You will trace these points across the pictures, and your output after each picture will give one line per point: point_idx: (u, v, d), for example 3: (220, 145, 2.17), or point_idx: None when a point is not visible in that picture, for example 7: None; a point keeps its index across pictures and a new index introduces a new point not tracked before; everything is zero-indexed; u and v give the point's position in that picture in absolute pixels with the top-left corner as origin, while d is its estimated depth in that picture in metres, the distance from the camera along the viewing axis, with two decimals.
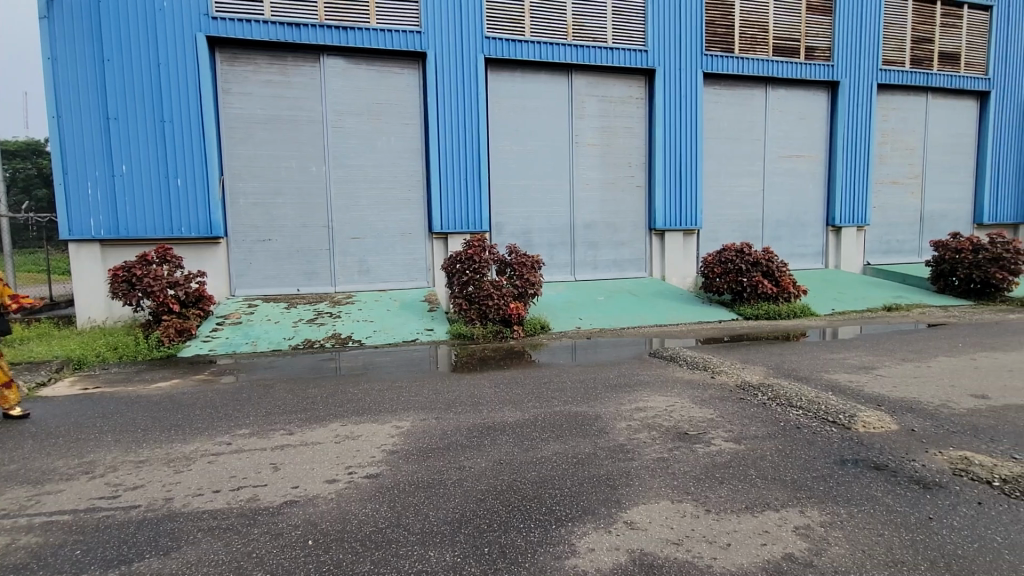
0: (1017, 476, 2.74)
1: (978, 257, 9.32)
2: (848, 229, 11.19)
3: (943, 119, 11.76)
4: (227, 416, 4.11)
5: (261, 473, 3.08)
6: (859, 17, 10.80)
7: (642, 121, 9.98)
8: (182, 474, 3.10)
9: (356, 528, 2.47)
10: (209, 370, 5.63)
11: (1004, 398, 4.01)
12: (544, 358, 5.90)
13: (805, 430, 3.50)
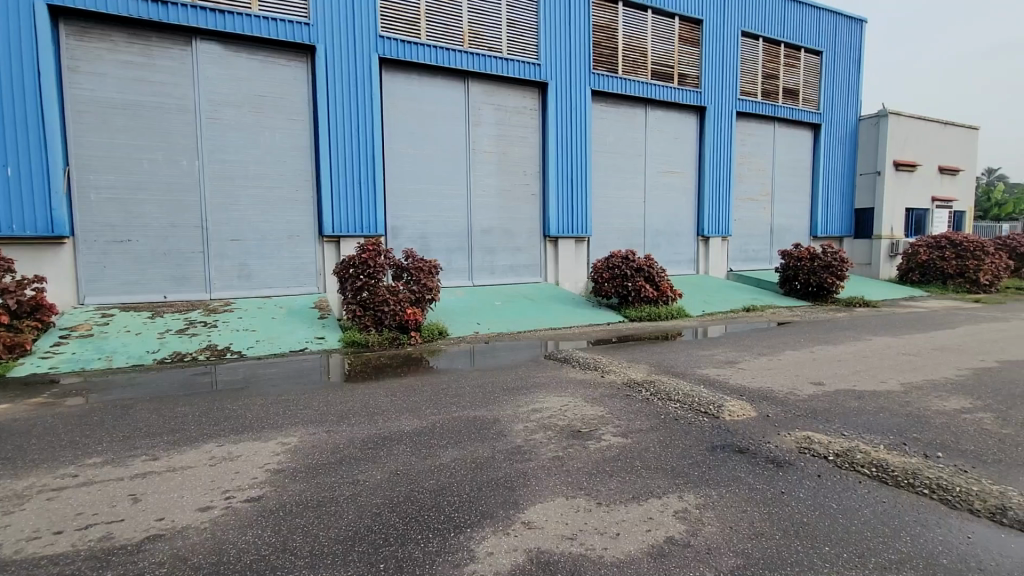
0: (845, 450, 3.26)
1: (815, 264, 10.89)
2: (714, 239, 12.53)
3: (787, 146, 13.63)
4: (73, 445, 3.53)
5: (118, 506, 2.71)
6: (720, 51, 12.19)
7: (535, 131, 10.33)
8: (11, 515, 2.61)
9: (223, 558, 2.27)
10: (47, 392, 4.81)
11: (835, 384, 4.75)
12: (443, 364, 5.86)
13: (682, 421, 3.85)
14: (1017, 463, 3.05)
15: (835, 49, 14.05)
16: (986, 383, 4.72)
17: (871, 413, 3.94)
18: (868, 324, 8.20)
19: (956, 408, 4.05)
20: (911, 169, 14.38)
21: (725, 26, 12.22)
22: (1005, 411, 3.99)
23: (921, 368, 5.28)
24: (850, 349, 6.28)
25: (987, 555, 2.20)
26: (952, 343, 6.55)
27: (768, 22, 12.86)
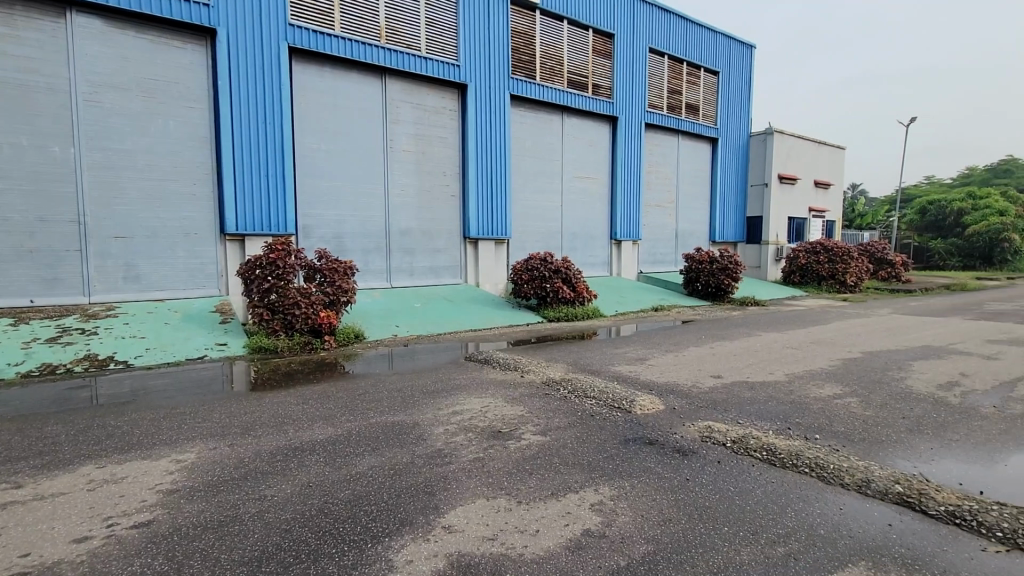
0: (740, 437, 3.56)
1: (714, 267, 11.81)
2: (626, 243, 13.18)
3: (689, 157, 14.68)
4: None
5: None
6: (630, 65, 12.87)
7: (455, 132, 10.28)
8: None
9: None
10: None
11: (732, 377, 5.18)
12: (359, 369, 5.64)
13: (597, 416, 4.02)
14: (878, 440, 3.51)
15: (730, 70, 15.36)
16: (853, 371, 5.37)
17: (762, 402, 4.34)
18: (758, 321, 9.03)
19: (831, 395, 4.57)
20: (792, 182, 16.04)
21: (635, 42, 12.93)
22: (869, 395, 4.57)
23: (802, 360, 5.90)
24: (744, 344, 6.88)
25: (854, 523, 2.51)
26: (826, 337, 7.39)
27: (672, 41, 13.78)
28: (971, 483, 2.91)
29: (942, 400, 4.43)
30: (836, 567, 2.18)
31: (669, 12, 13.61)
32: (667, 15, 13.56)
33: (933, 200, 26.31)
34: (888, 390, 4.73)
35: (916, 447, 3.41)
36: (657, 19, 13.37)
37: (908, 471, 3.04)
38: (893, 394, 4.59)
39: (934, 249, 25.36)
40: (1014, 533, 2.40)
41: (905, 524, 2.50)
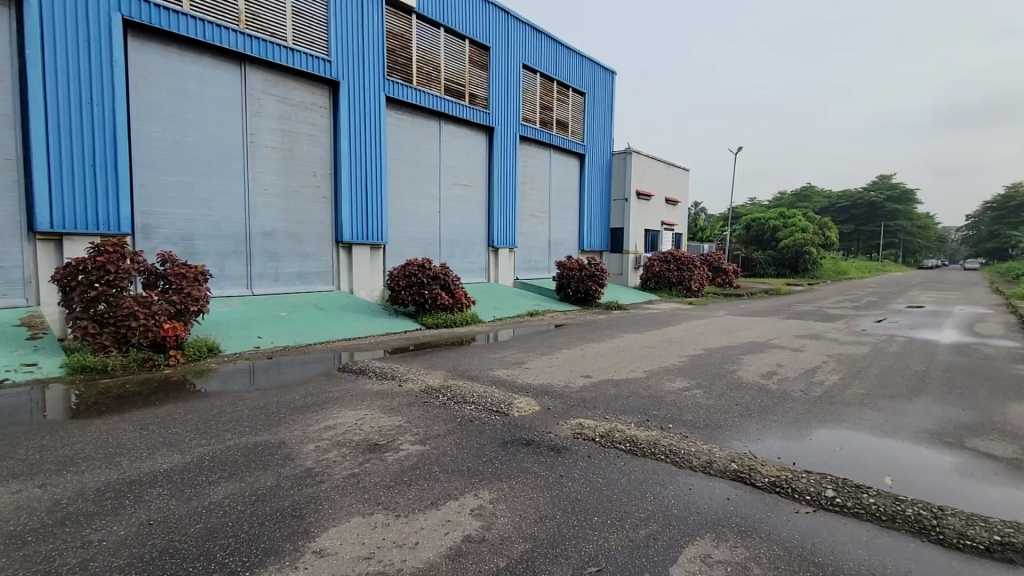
0: (608, 431, 3.85)
1: (582, 274, 12.61)
2: (502, 250, 13.53)
3: (560, 171, 15.54)
4: None
5: None
6: (505, 78, 13.30)
7: (325, 131, 9.72)
8: None
9: None
10: None
11: (599, 375, 5.57)
12: (213, 386, 5.05)
13: (476, 421, 4.06)
14: (718, 425, 4.03)
15: (595, 92, 16.60)
16: (698, 366, 6.11)
17: (625, 398, 4.73)
18: (621, 324, 9.85)
19: (680, 388, 5.14)
20: (648, 198, 17.76)
21: (509, 57, 13.40)
22: (710, 386, 5.22)
23: (657, 357, 6.56)
24: (609, 345, 7.44)
25: (701, 500, 2.84)
26: (676, 336, 8.31)
27: (544, 60, 14.53)
28: (786, 456, 3.47)
29: (764, 387, 5.21)
30: (687, 541, 2.45)
31: (541, 32, 14.34)
32: (538, 35, 14.27)
33: (755, 217, 30.94)
34: (724, 381, 5.44)
35: (747, 429, 3.97)
36: (529, 38, 14.00)
37: (741, 450, 3.53)
38: (729, 384, 5.30)
39: (756, 259, 29.81)
40: (817, 495, 2.91)
41: (739, 497, 2.90)
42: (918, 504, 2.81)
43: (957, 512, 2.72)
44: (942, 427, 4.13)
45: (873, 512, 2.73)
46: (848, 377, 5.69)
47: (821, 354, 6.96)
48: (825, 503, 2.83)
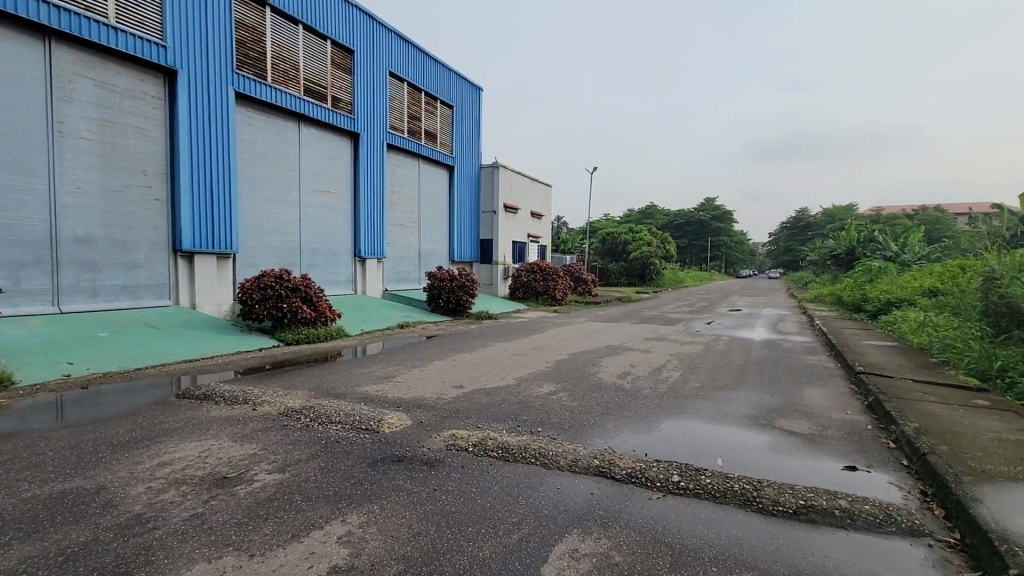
0: (480, 440, 3.89)
1: (453, 284, 12.64)
2: (370, 261, 13.03)
3: (429, 181, 15.47)
4: None
5: None
6: (371, 84, 12.92)
7: (160, 124, 8.55)
8: None
9: None
10: None
11: (471, 385, 5.62)
12: (1, 426, 4.09)
13: (343, 442, 3.83)
14: (582, 425, 4.29)
15: (462, 106, 16.88)
16: (563, 370, 6.46)
17: (496, 406, 4.82)
18: (491, 333, 10.06)
19: (547, 392, 5.39)
20: (515, 211, 18.46)
21: (374, 63, 13.06)
22: (575, 389, 5.54)
23: (526, 364, 6.81)
24: (480, 355, 7.54)
25: (568, 498, 3.00)
26: (542, 343, 8.71)
27: (410, 69, 14.41)
28: (641, 448, 3.81)
29: (620, 387, 5.69)
30: (556, 539, 2.56)
31: (408, 41, 14.22)
32: (405, 44, 14.13)
33: (608, 231, 33.82)
34: (587, 383, 5.83)
35: (607, 427, 4.28)
36: (396, 46, 13.81)
37: (602, 447, 3.80)
38: (590, 386, 5.68)
39: (611, 269, 32.57)
40: (666, 481, 3.25)
41: (601, 490, 3.12)
42: (744, 480, 3.27)
43: (772, 483, 3.22)
44: (759, 412, 4.88)
45: (710, 491, 3.12)
46: (688, 373, 6.46)
47: (666, 354, 7.81)
48: (672, 488, 3.16)
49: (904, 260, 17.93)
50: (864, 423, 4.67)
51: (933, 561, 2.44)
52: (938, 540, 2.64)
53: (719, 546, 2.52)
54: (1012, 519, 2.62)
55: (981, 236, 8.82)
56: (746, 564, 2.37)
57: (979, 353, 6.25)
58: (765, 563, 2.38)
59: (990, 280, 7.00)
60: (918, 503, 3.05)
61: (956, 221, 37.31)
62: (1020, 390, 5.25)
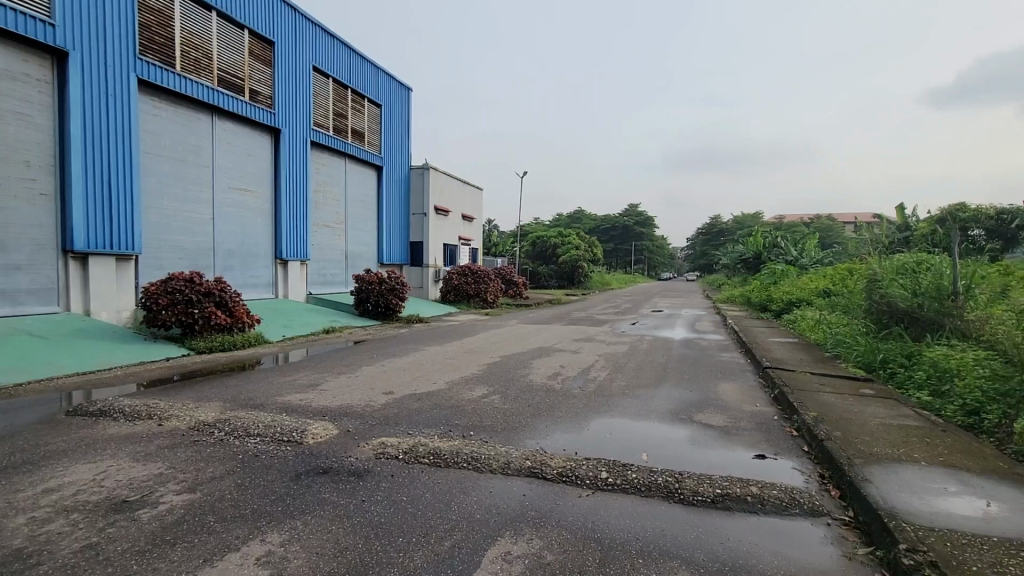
0: (410, 447, 3.80)
1: (382, 287, 12.31)
2: (292, 263, 12.40)
3: (356, 182, 14.98)
4: None
5: None
6: (293, 79, 12.33)
7: (46, 111, 7.66)
8: None
9: None
10: None
11: (402, 391, 5.47)
12: None
13: (262, 456, 3.60)
14: (513, 427, 4.31)
15: (391, 105, 16.50)
16: (495, 373, 6.47)
17: (427, 411, 4.74)
18: (422, 337, 9.90)
19: (479, 395, 5.37)
20: (445, 214, 18.30)
21: (297, 56, 12.47)
22: (506, 391, 5.56)
23: (457, 368, 6.75)
24: (411, 359, 7.39)
25: (500, 501, 3.00)
26: (474, 346, 8.69)
27: (336, 66, 13.90)
28: (571, 448, 3.89)
29: (551, 388, 5.78)
30: (489, 543, 2.56)
31: (333, 36, 13.70)
32: (330, 39, 13.61)
33: (538, 235, 34.38)
34: (518, 385, 5.87)
35: (538, 428, 4.33)
36: (320, 40, 13.26)
37: (533, 448, 3.84)
38: (522, 388, 5.72)
39: (541, 272, 33.10)
40: (595, 478, 3.34)
41: (533, 491, 3.15)
42: (667, 473, 3.42)
43: (692, 475, 3.41)
44: (680, 407, 5.14)
45: (636, 485, 3.24)
46: (615, 373, 6.69)
47: (594, 355, 8.04)
48: (600, 484, 3.26)
49: (803, 264, 19.66)
50: (772, 414, 5.06)
51: (832, 539, 2.68)
52: (835, 519, 2.90)
53: (645, 538, 2.63)
54: (894, 496, 2.94)
55: (866, 241, 9.86)
56: (669, 553, 2.48)
57: (865, 347, 6.97)
58: (686, 551, 2.51)
59: (872, 281, 7.83)
60: (818, 486, 3.35)
61: (845, 229, 41.52)
62: (898, 379, 5.91)
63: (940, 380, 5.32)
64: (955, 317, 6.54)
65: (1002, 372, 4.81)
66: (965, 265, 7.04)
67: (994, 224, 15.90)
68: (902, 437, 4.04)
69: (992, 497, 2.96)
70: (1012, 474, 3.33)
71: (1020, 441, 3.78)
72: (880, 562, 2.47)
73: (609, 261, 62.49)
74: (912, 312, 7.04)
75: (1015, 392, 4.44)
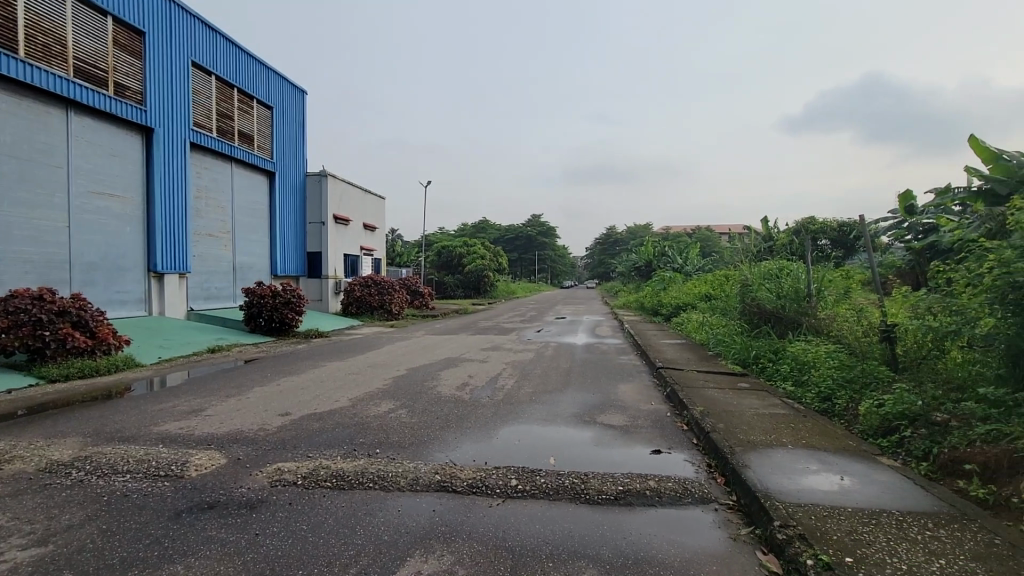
0: (311, 471, 3.57)
1: (276, 301, 11.49)
2: (170, 276, 11.19)
3: (244, 188, 13.91)
4: None
5: None
6: (168, 73, 11.21)
7: None
8: None
9: None
10: None
11: (300, 411, 5.14)
12: None
13: (134, 495, 3.19)
14: (422, 442, 4.22)
15: (283, 108, 15.58)
16: (401, 387, 6.30)
17: (329, 431, 4.49)
18: (322, 352, 9.38)
19: (385, 411, 5.19)
20: (346, 223, 17.54)
21: (172, 49, 11.36)
22: (414, 405, 5.43)
23: (361, 383, 6.48)
24: (310, 377, 6.96)
25: (409, 519, 2.92)
26: (379, 360, 8.40)
27: (220, 62, 12.85)
28: (480, 458, 3.88)
29: (459, 399, 5.74)
30: (398, 564, 2.47)
31: (216, 31, 12.66)
32: (212, 33, 12.56)
33: (443, 245, 34.15)
34: (426, 398, 5.76)
35: (447, 440, 4.28)
36: (201, 34, 12.19)
37: (442, 461, 3.78)
38: (430, 401, 5.62)
39: (446, 282, 32.85)
40: (505, 486, 3.36)
41: (443, 506, 3.09)
42: (574, 475, 3.54)
43: (596, 475, 3.55)
44: (585, 410, 5.35)
45: (545, 490, 3.31)
46: (522, 380, 6.81)
47: (502, 363, 8.13)
48: (510, 492, 3.28)
49: (688, 271, 21.42)
50: (666, 411, 5.43)
51: (719, 523, 2.94)
52: (722, 504, 3.18)
53: (554, 541, 2.69)
54: (769, 478, 3.29)
55: (738, 250, 10.98)
56: (577, 553, 2.56)
57: (742, 345, 7.74)
58: (593, 550, 2.61)
59: (745, 285, 8.73)
60: (707, 475, 3.65)
61: (721, 239, 45.94)
62: (769, 372, 6.64)
63: (801, 372, 6.06)
64: (811, 316, 7.49)
65: (848, 363, 5.59)
66: (817, 271, 8.11)
67: (837, 235, 18.47)
68: (773, 424, 4.53)
69: (845, 472, 3.41)
70: (858, 450, 3.88)
71: (864, 421, 4.41)
72: (760, 539, 2.74)
73: (514, 270, 63.68)
74: (778, 312, 7.95)
75: (858, 378, 5.18)
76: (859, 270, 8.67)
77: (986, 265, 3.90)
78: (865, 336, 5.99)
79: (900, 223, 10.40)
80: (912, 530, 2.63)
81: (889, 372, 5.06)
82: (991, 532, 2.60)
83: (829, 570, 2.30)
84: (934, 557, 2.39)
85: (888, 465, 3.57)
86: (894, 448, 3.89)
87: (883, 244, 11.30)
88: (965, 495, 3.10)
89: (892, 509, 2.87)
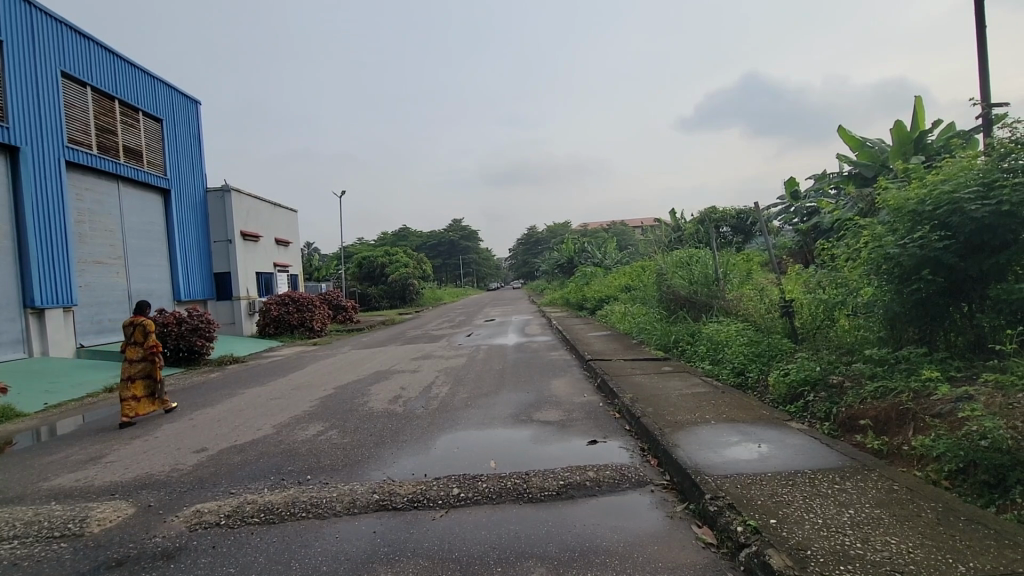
0: (234, 508, 3.30)
1: (182, 329, 10.55)
2: (52, 310, 9.96)
3: (135, 207, 12.68)
4: None
5: None
6: (32, 85, 9.95)
7: None
8: None
9: None
10: None
11: (217, 445, 4.75)
12: None
13: (24, 563, 2.78)
14: (355, 462, 4.03)
15: (174, 119, 14.34)
16: (330, 406, 6.01)
17: (253, 462, 4.18)
18: (240, 379, 8.77)
19: (314, 434, 4.92)
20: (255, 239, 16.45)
21: (36, 57, 10.11)
22: (345, 424, 5.20)
23: (286, 408, 6.11)
24: (227, 407, 6.46)
25: (348, 544, 2.78)
26: (303, 381, 7.95)
27: (97, 71, 11.63)
28: (419, 470, 3.78)
29: (393, 412, 5.57)
30: None
31: (89, 38, 11.42)
32: (84, 41, 11.32)
33: (364, 254, 32.95)
34: (358, 415, 5.52)
35: (383, 457, 4.13)
36: (70, 41, 10.95)
37: (380, 480, 3.64)
38: (361, 418, 5.40)
39: (370, 293, 31.69)
40: (447, 497, 3.30)
41: (383, 526, 2.98)
42: (515, 476, 3.54)
43: (536, 472, 3.58)
44: (521, 410, 5.38)
45: (487, 495, 3.28)
46: (456, 386, 6.74)
47: (433, 371, 7.97)
48: (453, 502, 3.22)
49: (608, 265, 22.25)
50: (598, 401, 5.60)
51: (656, 504, 3.06)
52: (658, 485, 3.32)
53: (500, 545, 2.67)
54: (697, 454, 3.48)
55: (652, 241, 11.50)
56: (524, 554, 2.57)
57: (662, 332, 8.17)
58: (541, 548, 2.62)
59: (661, 275, 9.23)
60: (641, 459, 3.80)
61: (634, 232, 48.22)
62: (688, 354, 7.03)
63: (716, 351, 6.47)
64: (721, 299, 8.02)
65: (755, 339, 6.04)
66: (721, 256, 8.77)
67: (736, 222, 19.89)
68: (697, 403, 4.81)
69: (762, 440, 3.69)
70: (771, 418, 4.21)
71: (773, 390, 4.78)
72: (695, 514, 2.88)
73: (439, 275, 63.16)
74: (691, 297, 8.48)
75: (766, 352, 5.60)
76: (759, 253, 9.41)
77: (863, 239, 4.38)
78: (768, 313, 6.53)
79: (787, 208, 11.49)
80: (825, 486, 2.89)
81: (791, 343, 5.53)
82: (890, 480, 2.90)
83: (757, 533, 2.45)
84: (844, 508, 2.63)
85: (798, 429, 3.88)
86: (801, 413, 4.23)
87: (775, 228, 12.42)
88: (863, 448, 3.45)
89: (805, 468, 3.15)
